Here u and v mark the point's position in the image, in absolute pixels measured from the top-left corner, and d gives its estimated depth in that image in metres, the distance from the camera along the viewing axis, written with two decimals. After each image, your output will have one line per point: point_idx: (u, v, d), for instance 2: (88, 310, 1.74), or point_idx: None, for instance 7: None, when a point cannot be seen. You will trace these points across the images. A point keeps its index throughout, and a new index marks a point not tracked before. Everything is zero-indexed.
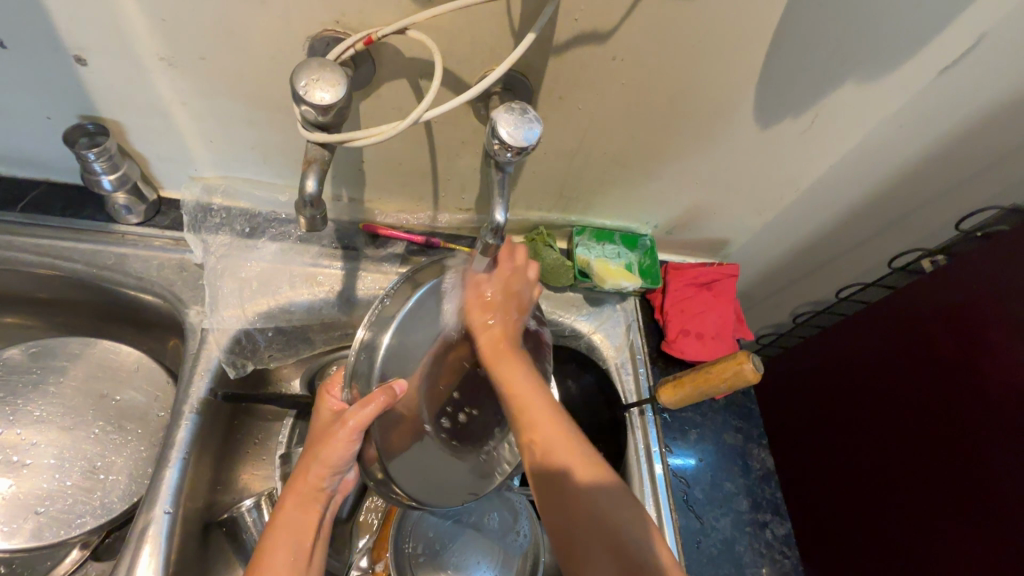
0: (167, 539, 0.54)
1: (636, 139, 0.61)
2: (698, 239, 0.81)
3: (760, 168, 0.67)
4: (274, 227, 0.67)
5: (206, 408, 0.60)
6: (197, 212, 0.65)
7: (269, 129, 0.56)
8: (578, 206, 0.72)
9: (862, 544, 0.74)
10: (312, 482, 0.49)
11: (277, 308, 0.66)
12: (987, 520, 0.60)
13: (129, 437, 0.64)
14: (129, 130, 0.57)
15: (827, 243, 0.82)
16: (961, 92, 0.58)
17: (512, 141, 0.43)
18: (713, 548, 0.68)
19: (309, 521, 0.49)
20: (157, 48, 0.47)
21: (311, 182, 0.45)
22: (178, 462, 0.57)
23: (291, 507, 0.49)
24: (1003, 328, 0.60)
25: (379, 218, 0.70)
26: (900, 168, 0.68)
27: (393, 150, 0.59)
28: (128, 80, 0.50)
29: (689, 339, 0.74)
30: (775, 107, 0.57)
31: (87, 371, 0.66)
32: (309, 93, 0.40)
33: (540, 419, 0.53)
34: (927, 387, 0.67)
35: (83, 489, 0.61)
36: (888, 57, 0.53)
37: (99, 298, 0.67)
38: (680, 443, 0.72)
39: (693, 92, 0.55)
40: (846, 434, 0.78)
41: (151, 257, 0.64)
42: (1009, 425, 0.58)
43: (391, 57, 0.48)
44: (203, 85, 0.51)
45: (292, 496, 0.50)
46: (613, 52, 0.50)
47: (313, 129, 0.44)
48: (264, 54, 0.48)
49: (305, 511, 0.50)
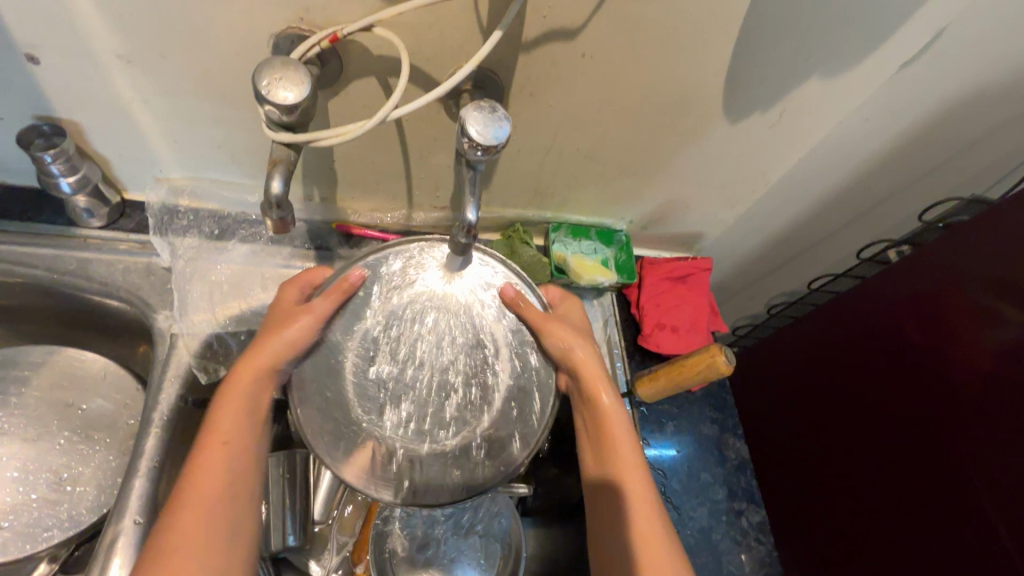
0: (138, 550, 0.52)
1: (609, 135, 0.61)
2: (672, 234, 0.82)
3: (731, 162, 0.67)
4: (244, 228, 0.66)
5: (177, 415, 0.59)
6: (163, 215, 0.63)
7: (235, 128, 0.55)
8: (553, 203, 0.73)
9: (833, 529, 0.74)
10: (270, 359, 0.49)
11: (248, 310, 0.65)
12: (956, 503, 0.60)
13: (95, 447, 0.62)
14: (88, 131, 0.55)
15: (798, 236, 0.83)
16: (922, 88, 0.60)
17: (481, 139, 0.43)
18: (691, 538, 0.69)
19: (236, 425, 0.48)
20: (115, 46, 0.46)
21: (277, 182, 0.44)
22: (148, 471, 0.55)
23: (241, 385, 0.49)
24: (968, 317, 0.61)
25: (353, 218, 0.69)
26: (866, 162, 0.70)
27: (365, 148, 0.58)
28: (84, 79, 0.49)
29: (664, 333, 0.75)
30: (744, 102, 0.58)
31: (51, 380, 0.64)
32: (272, 92, 0.39)
33: (611, 431, 0.54)
34: (898, 377, 0.68)
35: (49, 501, 0.59)
36: (850, 54, 0.54)
37: (62, 304, 0.64)
38: (657, 436, 0.73)
39: (662, 89, 0.55)
40: (818, 425, 0.79)
41: (116, 261, 0.63)
42: (978, 410, 0.59)
43: (359, 55, 0.47)
44: (165, 84, 0.50)
45: (245, 374, 0.49)
46: (582, 48, 0.50)
47: (278, 128, 0.43)
48: (228, 53, 0.47)
49: (258, 390, 0.49)
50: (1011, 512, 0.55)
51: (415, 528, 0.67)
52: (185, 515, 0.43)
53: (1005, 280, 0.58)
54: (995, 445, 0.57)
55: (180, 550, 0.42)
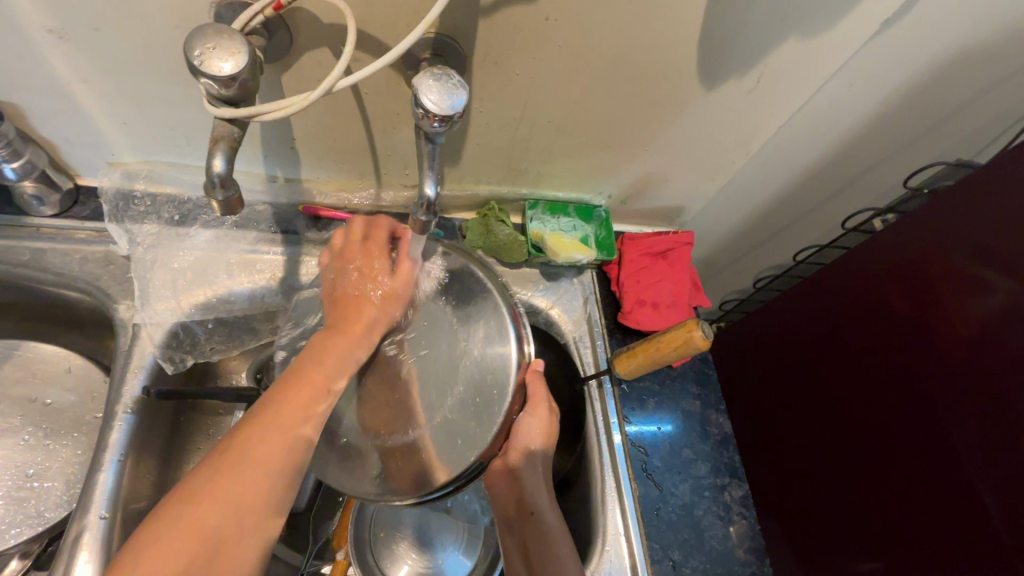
0: (105, 545, 0.51)
1: (580, 104, 0.59)
2: (653, 208, 0.81)
3: (710, 130, 0.65)
4: (206, 213, 0.64)
5: (142, 407, 0.57)
6: (118, 201, 0.61)
7: (185, 106, 0.52)
8: (528, 178, 0.71)
9: (816, 507, 0.71)
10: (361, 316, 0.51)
11: (215, 298, 0.63)
12: (945, 479, 0.57)
13: (63, 442, 0.61)
14: (28, 113, 0.52)
15: (782, 207, 0.82)
16: (907, 49, 0.57)
17: (437, 110, 0.40)
18: (673, 514, 0.69)
19: (334, 381, 0.47)
20: (42, 20, 0.43)
21: (219, 160, 0.41)
22: (114, 465, 0.54)
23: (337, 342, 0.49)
24: (956, 285, 0.57)
25: (319, 200, 0.67)
26: (850, 130, 0.68)
27: (325, 125, 0.56)
28: (14, 56, 0.46)
29: (645, 310, 0.73)
30: (719, 67, 0.56)
31: (13, 375, 0.63)
32: (207, 63, 0.37)
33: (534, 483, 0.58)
34: (883, 352, 0.64)
35: (16, 498, 0.58)
36: (830, 10, 0.51)
37: (20, 297, 0.62)
38: (638, 413, 0.73)
39: (632, 54, 0.53)
40: (800, 404, 0.75)
41: (72, 251, 0.60)
42: (965, 385, 0.56)
43: (306, 23, 0.45)
44: (104, 61, 0.47)
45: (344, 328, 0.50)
46: (545, 11, 0.47)
47: (219, 103, 0.40)
48: (166, 25, 0.44)
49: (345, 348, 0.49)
50: (1001, 492, 0.52)
51: (404, 521, 0.68)
52: (256, 440, 0.42)
53: (993, 247, 0.54)
54: (984, 422, 0.54)
55: (235, 473, 0.40)
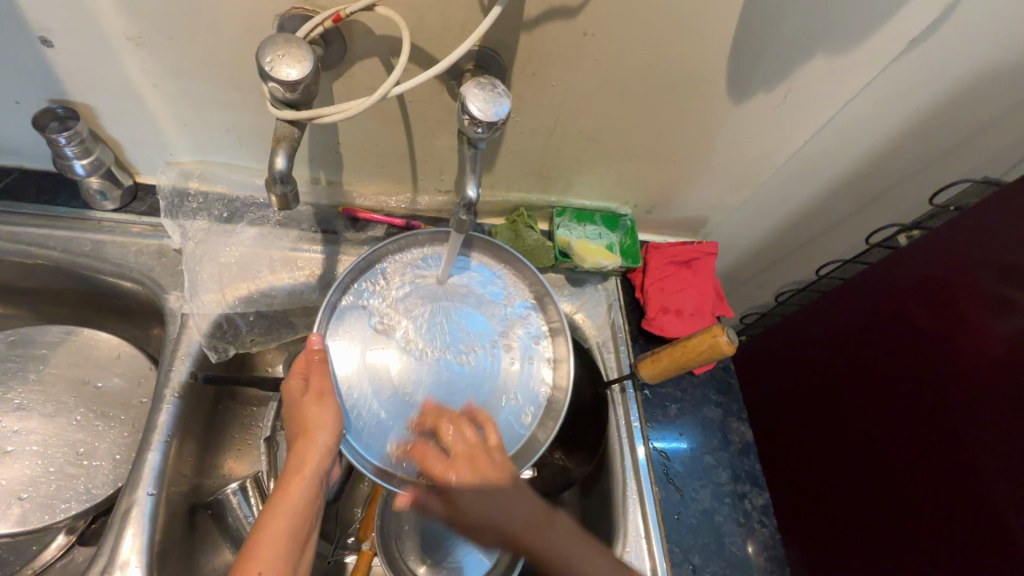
0: (151, 519, 0.54)
1: (611, 115, 0.61)
2: (677, 218, 0.82)
3: (737, 144, 0.67)
4: (253, 211, 0.68)
5: (187, 391, 0.60)
6: (173, 197, 0.65)
7: (242, 111, 0.56)
8: (557, 186, 0.73)
9: (834, 518, 0.71)
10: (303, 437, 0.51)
11: (257, 292, 0.67)
12: (970, 494, 0.57)
13: (112, 423, 0.64)
14: (100, 113, 0.56)
15: (806, 222, 0.82)
16: (935, 67, 0.58)
17: (482, 116, 0.43)
18: (693, 518, 0.69)
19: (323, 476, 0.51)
20: (123, 28, 0.47)
21: (280, 159, 0.45)
22: (161, 445, 0.57)
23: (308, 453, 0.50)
24: (981, 300, 0.57)
25: (359, 201, 0.70)
26: (875, 148, 0.69)
27: (368, 131, 0.59)
28: (95, 62, 0.50)
29: (668, 317, 0.75)
30: (748, 81, 0.58)
31: (67, 359, 0.66)
32: (275, 69, 0.40)
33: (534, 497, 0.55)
34: (905, 366, 0.64)
35: (67, 473, 0.61)
36: (856, 27, 0.53)
37: (79, 285, 0.66)
38: (661, 420, 0.74)
39: (664, 67, 0.55)
40: (823, 416, 0.75)
41: (128, 243, 0.64)
42: (989, 402, 0.56)
43: (360, 34, 0.48)
44: (173, 67, 0.51)
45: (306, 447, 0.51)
46: (582, 26, 0.50)
47: (282, 106, 0.44)
48: (234, 35, 0.48)
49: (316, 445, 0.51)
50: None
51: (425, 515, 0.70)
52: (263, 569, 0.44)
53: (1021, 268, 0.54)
54: (1009, 437, 0.54)
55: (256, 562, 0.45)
